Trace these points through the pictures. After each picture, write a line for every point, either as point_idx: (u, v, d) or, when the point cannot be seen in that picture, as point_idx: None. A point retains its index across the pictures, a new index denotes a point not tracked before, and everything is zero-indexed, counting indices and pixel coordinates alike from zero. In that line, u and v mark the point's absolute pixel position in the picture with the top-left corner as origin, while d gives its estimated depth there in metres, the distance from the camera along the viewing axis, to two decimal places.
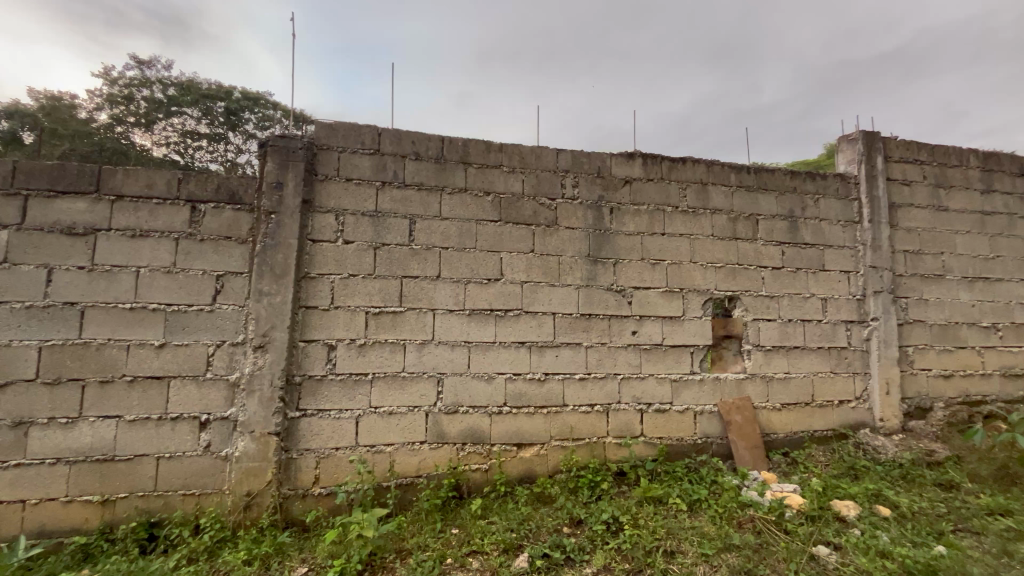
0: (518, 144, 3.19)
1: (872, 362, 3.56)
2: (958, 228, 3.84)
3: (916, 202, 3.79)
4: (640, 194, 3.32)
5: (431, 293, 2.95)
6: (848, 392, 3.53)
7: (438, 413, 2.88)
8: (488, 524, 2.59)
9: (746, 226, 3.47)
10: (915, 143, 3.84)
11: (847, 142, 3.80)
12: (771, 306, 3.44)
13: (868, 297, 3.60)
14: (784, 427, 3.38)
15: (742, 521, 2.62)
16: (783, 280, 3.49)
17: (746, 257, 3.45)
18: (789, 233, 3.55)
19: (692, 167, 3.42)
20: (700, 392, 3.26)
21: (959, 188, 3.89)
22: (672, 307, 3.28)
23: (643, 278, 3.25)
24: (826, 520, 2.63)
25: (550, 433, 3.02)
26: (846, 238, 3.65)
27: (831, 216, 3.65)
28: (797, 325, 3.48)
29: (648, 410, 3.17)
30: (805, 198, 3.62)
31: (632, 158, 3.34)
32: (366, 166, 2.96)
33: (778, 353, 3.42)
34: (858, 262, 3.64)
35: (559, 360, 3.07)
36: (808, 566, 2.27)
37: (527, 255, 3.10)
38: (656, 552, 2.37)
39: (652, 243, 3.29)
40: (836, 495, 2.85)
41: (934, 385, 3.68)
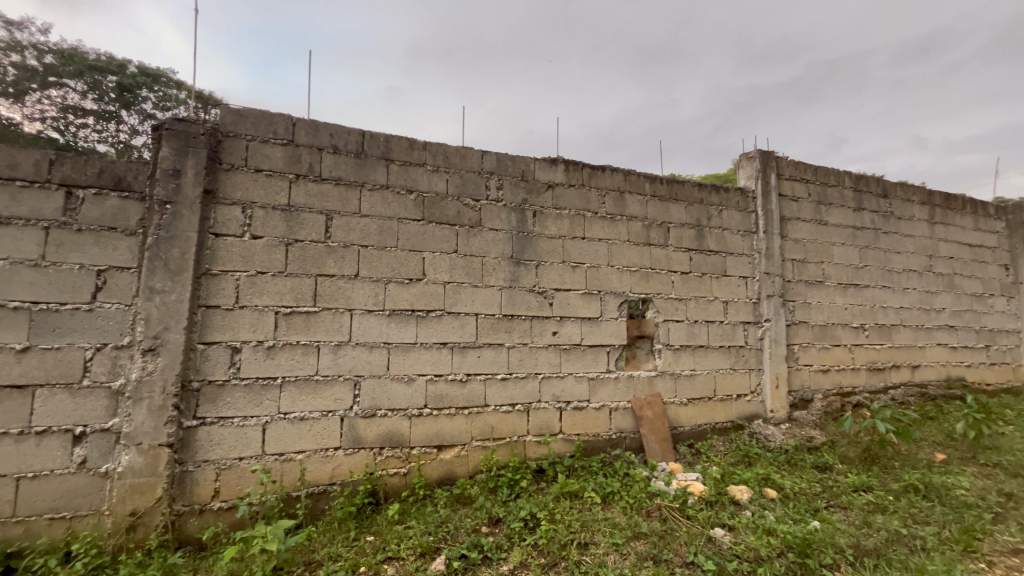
0: (443, 143, 3.16)
1: (764, 360, 3.94)
2: (835, 241, 4.36)
3: (802, 216, 4.25)
4: (562, 199, 3.43)
5: (349, 293, 2.84)
6: (745, 386, 3.88)
7: (354, 417, 2.78)
8: (405, 529, 2.54)
9: (659, 233, 3.70)
10: (801, 164, 4.31)
11: (746, 159, 4.18)
12: (680, 308, 3.70)
13: (762, 300, 3.98)
14: (690, 420, 3.64)
15: (650, 510, 2.79)
16: (690, 284, 3.76)
17: (658, 262, 3.67)
18: (696, 240, 3.84)
19: (611, 176, 3.59)
20: (615, 390, 3.43)
21: (837, 205, 4.42)
22: (590, 308, 3.42)
23: (564, 280, 3.36)
24: (722, 504, 2.87)
25: (471, 434, 3.02)
26: (744, 247, 4.01)
27: (732, 226, 3.99)
28: (702, 326, 3.76)
29: (567, 408, 3.27)
30: (710, 208, 3.93)
31: (555, 163, 3.43)
32: (279, 157, 2.79)
33: (686, 352, 3.68)
34: (754, 268, 4.01)
35: (481, 361, 3.08)
36: (705, 547, 2.45)
37: (450, 256, 3.09)
38: (570, 544, 2.45)
39: (573, 247, 3.41)
40: (732, 481, 3.12)
41: (815, 378, 4.14)
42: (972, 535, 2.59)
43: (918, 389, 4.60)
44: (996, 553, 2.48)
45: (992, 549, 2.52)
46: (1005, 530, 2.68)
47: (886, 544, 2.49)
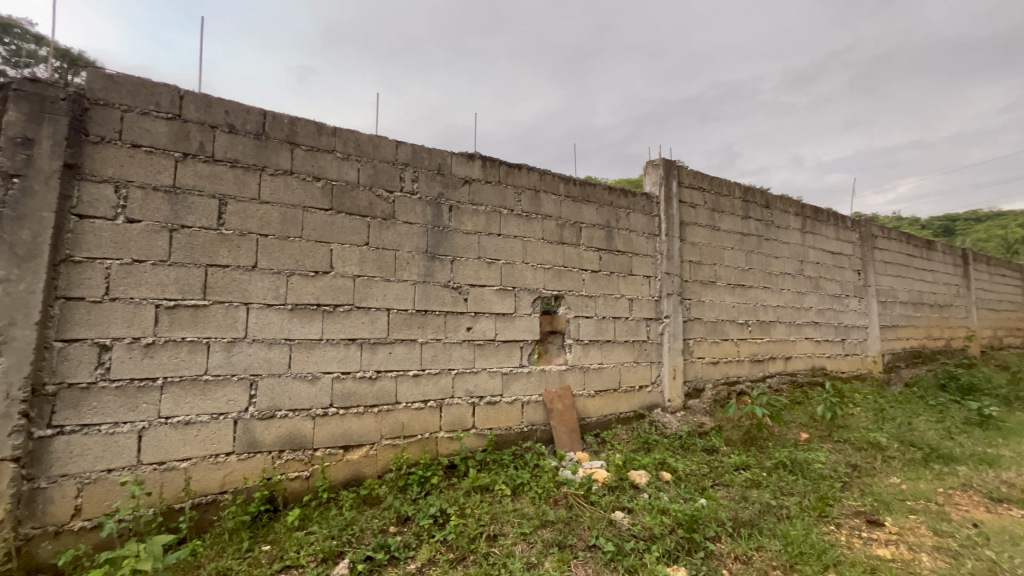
0: (354, 130, 3.02)
1: (663, 353, 4.25)
2: (725, 245, 4.81)
3: (698, 222, 4.64)
4: (478, 195, 3.43)
5: (245, 285, 2.62)
6: (646, 378, 4.16)
7: (249, 419, 2.57)
8: (306, 535, 2.41)
9: (572, 233, 3.84)
10: (699, 174, 4.70)
11: (651, 167, 4.47)
12: (589, 304, 3.87)
13: (663, 298, 4.29)
14: (596, 411, 3.84)
15: (557, 498, 2.91)
16: (599, 282, 3.96)
17: (570, 261, 3.81)
18: (605, 240, 4.03)
19: (527, 174, 3.65)
20: (527, 383, 3.51)
21: (728, 213, 4.88)
22: (505, 304, 3.46)
23: (479, 276, 3.37)
24: (623, 488, 3.06)
25: (380, 433, 2.93)
26: (648, 248, 4.29)
27: (638, 229, 4.25)
28: (609, 322, 3.97)
29: (480, 403, 3.29)
30: (619, 211, 4.15)
31: (472, 158, 3.43)
32: (162, 132, 2.50)
33: (594, 346, 3.86)
34: (657, 269, 4.31)
35: (392, 357, 3.00)
36: (606, 529, 2.60)
37: (360, 248, 2.97)
38: (480, 538, 2.48)
39: (489, 243, 3.43)
40: (633, 467, 3.34)
41: (707, 370, 4.56)
42: (826, 502, 3.00)
43: (789, 377, 5.24)
44: (843, 516, 2.90)
45: (841, 513, 2.95)
46: (850, 496, 3.14)
47: (759, 515, 2.81)
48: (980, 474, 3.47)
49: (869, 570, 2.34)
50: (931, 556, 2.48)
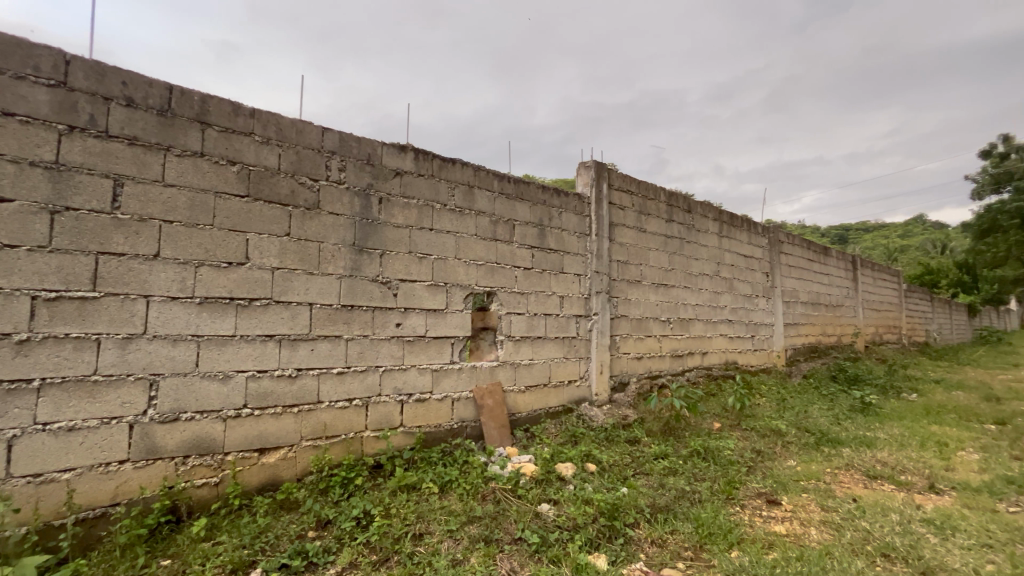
0: (275, 113, 2.84)
1: (592, 349, 4.40)
2: (651, 246, 5.07)
3: (626, 223, 4.84)
4: (410, 187, 3.35)
5: (145, 276, 2.38)
6: (575, 373, 4.28)
7: (148, 423, 2.35)
8: (214, 546, 2.24)
9: (505, 230, 3.86)
10: (628, 178, 4.90)
11: (583, 168, 4.60)
12: (521, 301, 3.92)
13: (592, 296, 4.43)
14: (526, 406, 3.90)
15: (485, 494, 2.92)
16: (531, 279, 4.01)
17: (503, 257, 3.84)
18: (538, 238, 4.10)
19: (461, 170, 3.62)
20: (458, 380, 3.49)
21: (654, 216, 5.14)
22: (436, 300, 3.42)
23: (409, 271, 3.29)
24: (550, 480, 3.13)
25: (300, 433, 2.79)
26: (579, 247, 4.41)
27: (570, 228, 4.35)
28: (540, 318, 4.04)
29: (409, 401, 3.23)
30: (551, 210, 4.23)
31: (404, 150, 3.34)
32: (42, 101, 2.20)
33: (525, 342, 3.92)
34: (587, 267, 4.44)
35: (315, 355, 2.86)
36: (532, 522, 2.65)
37: (280, 239, 2.79)
38: (404, 537, 2.43)
39: (420, 238, 3.37)
40: (560, 459, 3.43)
41: (631, 364, 4.78)
42: (733, 486, 3.26)
43: (705, 371, 5.63)
44: (747, 498, 3.16)
45: (746, 495, 3.21)
46: (754, 479, 3.43)
47: (675, 500, 2.99)
48: (861, 454, 3.92)
49: (767, 545, 2.57)
50: (818, 530, 2.76)
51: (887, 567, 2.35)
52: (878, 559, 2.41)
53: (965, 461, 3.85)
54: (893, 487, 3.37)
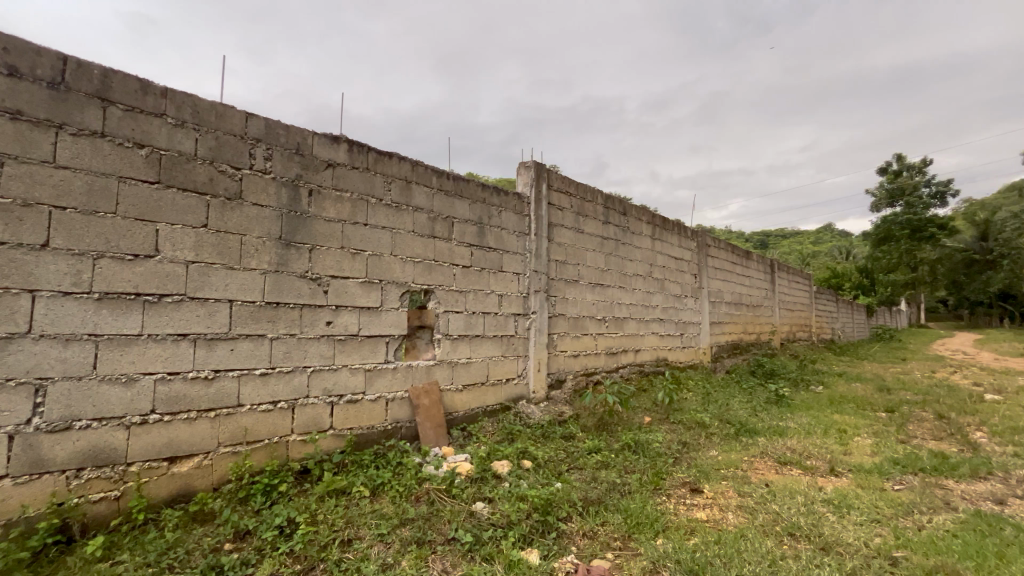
0: (192, 94, 2.63)
1: (530, 347, 4.45)
2: (588, 247, 5.21)
3: (565, 224, 4.94)
4: (343, 180, 3.22)
5: (30, 268, 2.13)
6: (513, 371, 4.31)
7: (33, 433, 2.09)
8: (113, 566, 2.04)
9: (443, 227, 3.81)
10: (567, 179, 5.01)
11: (523, 168, 4.64)
12: (459, 299, 3.89)
13: (531, 295, 4.49)
14: (463, 405, 3.87)
15: (419, 495, 2.87)
16: (470, 277, 3.99)
17: (441, 255, 3.79)
18: (477, 236, 4.08)
19: (397, 164, 3.53)
20: (393, 380, 3.40)
21: (591, 218, 5.28)
22: (370, 298, 3.31)
23: (341, 267, 3.17)
24: (485, 479, 3.13)
25: (218, 440, 2.60)
26: (518, 246, 4.45)
27: (509, 227, 4.37)
28: (479, 317, 4.03)
29: (340, 402, 3.11)
30: (491, 209, 4.23)
31: (337, 141, 3.20)
32: None
33: (463, 341, 3.89)
34: (526, 266, 4.49)
35: (235, 355, 2.68)
36: (466, 521, 2.63)
37: (197, 231, 2.59)
38: (332, 544, 2.33)
39: (354, 233, 3.24)
40: (496, 457, 3.43)
41: (568, 362, 4.88)
42: (660, 477, 3.42)
43: (637, 367, 5.87)
44: (673, 487, 3.34)
45: (671, 484, 3.38)
46: (679, 469, 3.62)
47: (606, 493, 3.10)
48: (773, 443, 4.25)
49: (689, 531, 2.72)
50: (735, 514, 2.96)
51: (792, 545, 2.56)
52: (785, 538, 2.62)
53: (860, 445, 4.28)
54: (800, 472, 3.69)
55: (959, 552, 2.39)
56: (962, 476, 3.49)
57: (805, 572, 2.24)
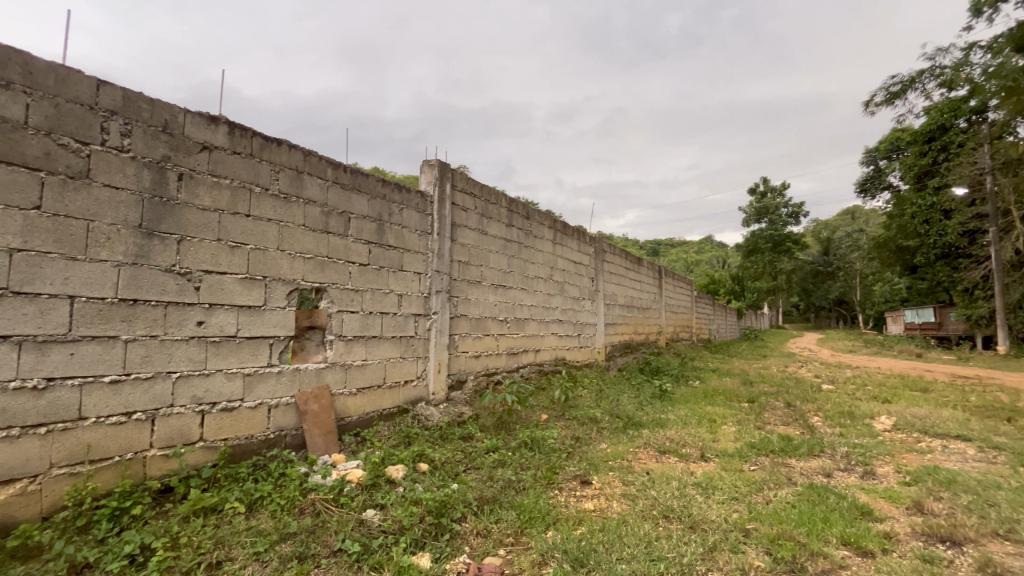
0: (23, 51, 2.22)
1: (430, 348, 4.39)
2: (491, 249, 5.27)
3: (468, 225, 4.95)
4: (222, 165, 2.91)
5: None
6: (412, 373, 4.22)
7: None
8: None
9: (339, 222, 3.62)
10: (471, 181, 5.02)
11: (427, 167, 4.57)
12: (355, 299, 3.72)
13: (432, 295, 4.43)
14: (357, 409, 3.70)
15: (303, 507, 2.68)
16: (367, 276, 3.84)
17: (336, 252, 3.59)
18: (376, 234, 3.93)
19: (287, 152, 3.28)
20: (277, 385, 3.15)
21: (495, 220, 5.35)
22: (252, 296, 3.04)
23: (217, 262, 2.87)
24: (378, 485, 3.02)
25: (51, 460, 2.21)
26: (420, 245, 4.36)
27: (411, 225, 4.27)
28: (376, 317, 3.89)
29: (212, 411, 2.80)
30: (392, 206, 4.10)
31: (215, 122, 2.90)
32: None
33: (358, 342, 3.73)
34: (427, 266, 4.42)
35: (76, 360, 2.30)
36: (355, 530, 2.51)
37: (26, 213, 2.19)
38: (196, 569, 2.09)
39: (233, 224, 2.95)
40: (390, 462, 3.33)
41: (470, 362, 4.90)
42: (553, 472, 3.56)
43: (537, 367, 6.07)
44: (564, 481, 3.49)
45: (564, 478, 3.54)
46: (571, 463, 3.80)
47: (501, 491, 3.15)
48: (656, 434, 4.64)
49: (577, 521, 2.86)
50: (618, 502, 3.18)
51: (666, 526, 2.80)
52: (660, 520, 2.87)
53: (726, 433, 4.83)
54: (677, 459, 4.07)
55: (796, 520, 2.80)
56: (801, 455, 4.09)
57: (675, 550, 2.47)
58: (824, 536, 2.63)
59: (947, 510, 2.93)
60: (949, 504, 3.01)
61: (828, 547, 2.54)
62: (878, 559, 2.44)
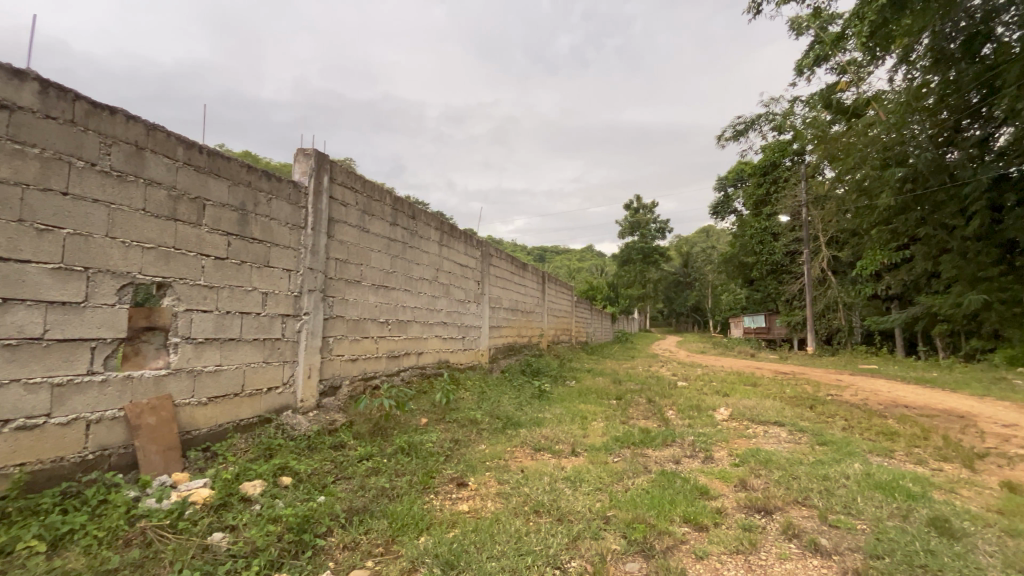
0: None
1: (299, 352, 4.06)
2: (373, 247, 5.06)
3: (348, 221, 4.69)
4: (29, 130, 2.40)
5: None
6: (277, 379, 3.86)
7: None
8: None
9: (190, 209, 3.19)
10: (353, 175, 4.77)
11: (302, 155, 4.24)
12: (208, 297, 3.30)
13: (303, 294, 4.11)
14: (207, 422, 3.28)
15: (130, 539, 2.29)
16: (225, 271, 3.43)
17: (185, 242, 3.15)
18: (237, 225, 3.54)
19: (122, 123, 2.80)
20: (99, 396, 2.66)
21: (378, 217, 5.15)
22: (69, 291, 2.54)
23: (18, 247, 2.35)
24: (228, 505, 2.70)
25: None
26: (291, 240, 4.03)
27: (281, 218, 3.92)
28: (234, 318, 3.50)
29: (2, 431, 2.27)
30: (258, 195, 3.72)
31: (20, 77, 2.38)
32: None
33: (211, 345, 3.32)
34: (299, 263, 4.10)
35: None
36: (196, 558, 2.21)
37: None
38: None
39: (43, 203, 2.44)
40: (246, 479, 3.00)
41: (345, 367, 4.63)
42: (429, 476, 3.51)
43: (419, 370, 5.95)
44: (441, 484, 3.47)
45: (441, 482, 3.51)
46: (449, 466, 3.78)
47: (373, 500, 3.02)
48: (533, 433, 4.83)
49: (450, 524, 2.85)
50: (493, 501, 3.24)
51: (536, 521, 2.92)
52: (530, 516, 2.98)
53: (596, 428, 5.22)
54: (550, 455, 4.27)
55: (648, 504, 3.11)
56: (657, 445, 4.57)
57: (542, 543, 2.58)
58: (670, 517, 2.96)
59: (763, 485, 3.48)
60: (765, 480, 3.58)
61: (672, 525, 2.86)
62: (711, 532, 2.81)
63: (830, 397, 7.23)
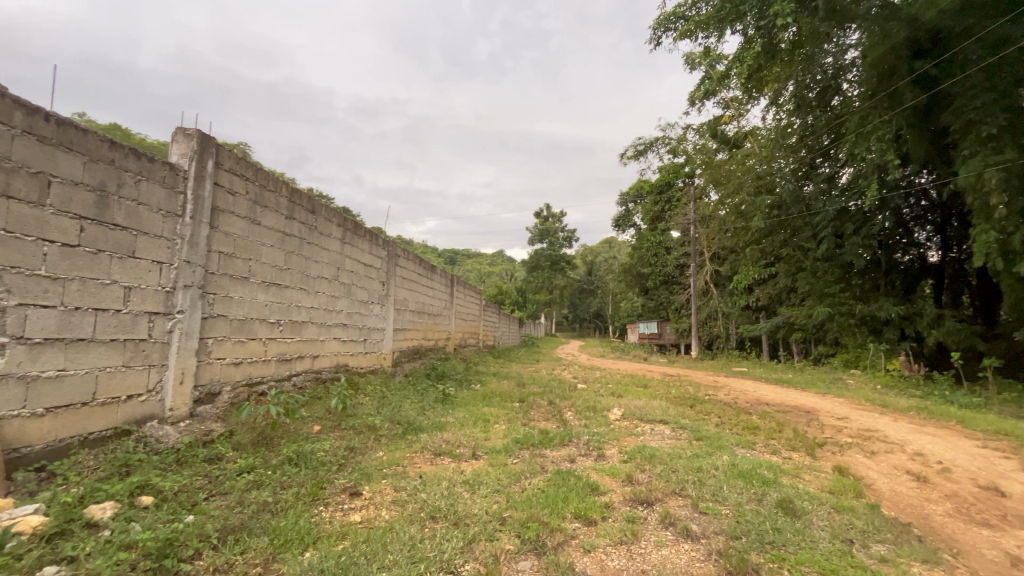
0: None
1: (169, 354, 3.61)
2: (264, 241, 4.68)
3: (235, 211, 4.28)
4: None
5: None
6: (140, 385, 3.39)
7: None
8: None
9: (30, 186, 2.71)
10: (242, 161, 4.36)
11: (182, 135, 3.79)
12: (51, 290, 2.82)
13: (177, 291, 3.67)
14: (43, 437, 2.78)
15: None
16: (75, 261, 2.96)
17: (21, 225, 2.67)
18: (95, 208, 3.07)
19: None
20: None
21: (271, 209, 4.76)
22: None
23: None
24: (67, 534, 2.31)
25: None
26: (164, 229, 3.58)
27: (152, 203, 3.47)
28: (86, 315, 3.03)
29: None
30: (124, 175, 3.26)
31: None
32: None
33: (52, 346, 2.83)
34: (173, 255, 3.65)
35: None
36: None
37: None
38: None
39: None
40: (94, 501, 2.59)
41: (226, 371, 4.21)
42: (319, 487, 3.30)
43: (314, 374, 5.60)
44: (332, 495, 3.28)
45: (331, 492, 3.32)
46: (342, 475, 3.59)
47: (253, 516, 2.77)
48: (433, 437, 4.76)
49: (340, 536, 2.71)
50: (388, 509, 3.14)
51: (431, 527, 2.87)
52: (426, 522, 2.93)
53: (497, 431, 5.28)
54: (450, 460, 4.24)
55: (543, 503, 3.21)
56: (554, 445, 4.74)
57: (437, 549, 2.54)
58: (563, 514, 3.09)
59: (646, 479, 3.77)
60: (648, 474, 3.88)
61: (564, 522, 2.99)
62: (598, 525, 2.97)
63: (707, 396, 8.03)
